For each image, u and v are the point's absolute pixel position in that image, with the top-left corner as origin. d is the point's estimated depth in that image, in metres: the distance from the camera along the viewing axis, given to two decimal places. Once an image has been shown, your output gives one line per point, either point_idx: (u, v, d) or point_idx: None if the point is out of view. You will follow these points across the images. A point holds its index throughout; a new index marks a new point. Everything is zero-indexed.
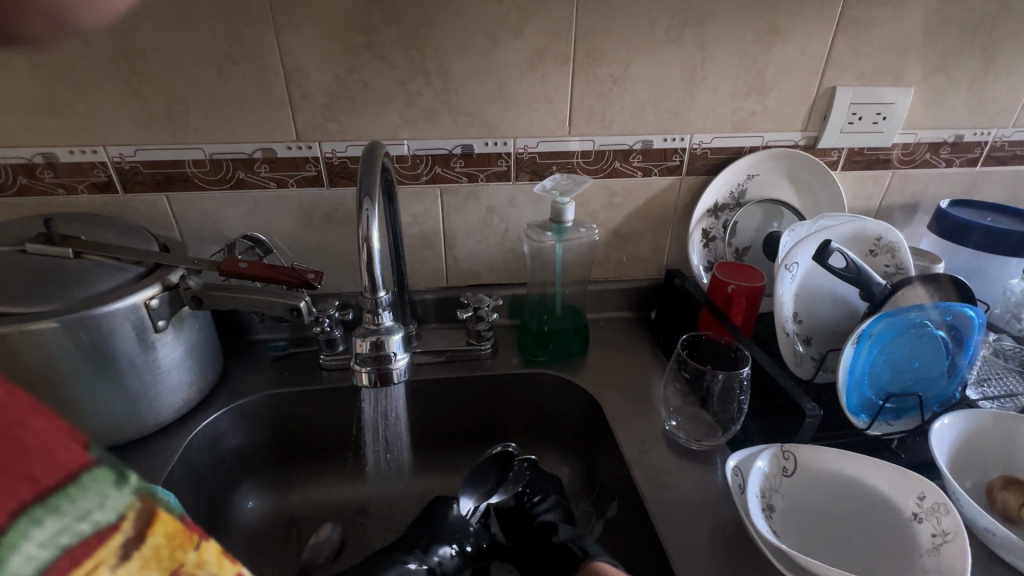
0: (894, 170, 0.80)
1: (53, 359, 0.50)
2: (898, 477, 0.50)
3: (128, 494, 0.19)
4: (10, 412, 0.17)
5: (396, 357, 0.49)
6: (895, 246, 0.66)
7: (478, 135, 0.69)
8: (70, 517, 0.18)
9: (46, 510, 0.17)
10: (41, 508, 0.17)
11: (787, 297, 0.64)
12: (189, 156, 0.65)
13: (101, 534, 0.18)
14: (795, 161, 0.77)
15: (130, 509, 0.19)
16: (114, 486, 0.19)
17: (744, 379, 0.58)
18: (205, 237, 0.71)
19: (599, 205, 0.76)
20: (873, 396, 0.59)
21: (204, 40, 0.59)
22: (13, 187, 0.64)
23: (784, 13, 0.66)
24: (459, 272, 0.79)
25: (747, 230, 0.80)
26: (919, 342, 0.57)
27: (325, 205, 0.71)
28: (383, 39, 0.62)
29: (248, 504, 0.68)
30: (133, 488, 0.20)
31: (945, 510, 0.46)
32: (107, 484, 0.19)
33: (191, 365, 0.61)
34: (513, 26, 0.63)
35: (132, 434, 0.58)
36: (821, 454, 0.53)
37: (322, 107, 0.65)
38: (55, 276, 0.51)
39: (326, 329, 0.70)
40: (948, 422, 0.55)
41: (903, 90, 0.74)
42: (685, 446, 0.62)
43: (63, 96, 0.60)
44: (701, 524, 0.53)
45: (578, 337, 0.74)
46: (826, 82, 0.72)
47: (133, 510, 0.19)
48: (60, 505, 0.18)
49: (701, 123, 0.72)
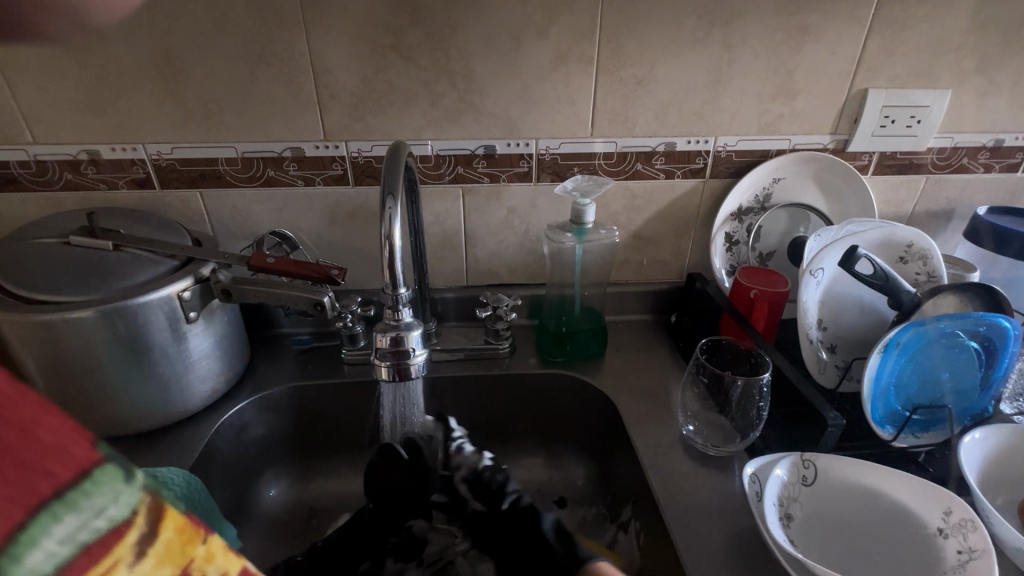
0: (928, 175, 0.78)
1: (92, 346, 0.52)
2: (923, 491, 0.49)
3: (139, 488, 0.19)
4: (17, 406, 0.17)
5: (414, 353, 0.50)
6: (927, 253, 0.64)
7: (500, 136, 0.70)
8: (88, 513, 0.17)
9: (62, 506, 0.17)
10: (57, 504, 0.17)
11: (812, 304, 0.63)
12: (222, 155, 0.68)
13: (117, 531, 0.18)
14: (823, 164, 0.75)
15: (142, 505, 0.19)
16: (125, 482, 0.18)
17: (764, 385, 0.57)
18: (236, 233, 0.73)
19: (620, 207, 0.76)
20: (900, 407, 0.57)
21: (239, 42, 0.62)
22: (59, 182, 0.68)
23: (815, 13, 0.65)
24: (479, 272, 0.79)
25: (772, 235, 0.79)
26: (949, 352, 0.55)
27: (351, 204, 0.73)
28: (410, 40, 0.63)
29: (271, 492, 0.71)
30: (142, 484, 0.19)
31: (973, 527, 0.45)
32: (117, 480, 0.18)
33: (220, 356, 0.63)
34: (537, 27, 0.64)
35: (163, 420, 0.60)
36: (842, 464, 0.52)
37: (349, 108, 0.66)
38: (95, 268, 0.54)
39: (348, 324, 0.72)
40: (979, 437, 0.54)
41: (939, 92, 0.71)
42: (702, 451, 0.61)
43: (107, 95, 0.63)
44: (716, 530, 0.53)
45: (596, 338, 0.74)
46: (858, 84, 0.70)
47: (144, 506, 0.19)
48: (76, 500, 0.17)
49: (727, 125, 0.71)
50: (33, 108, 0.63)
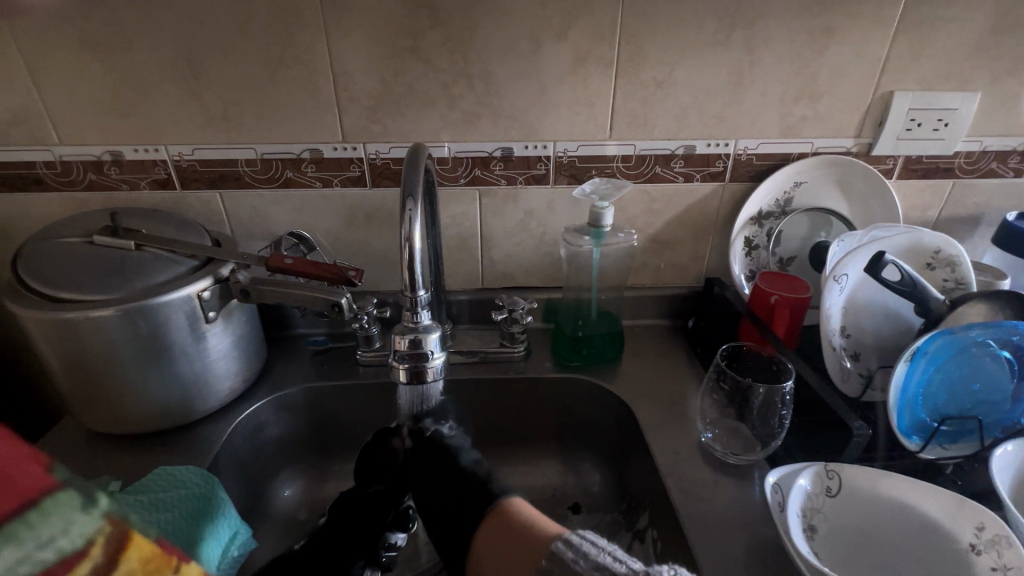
0: (955, 179, 0.76)
1: (114, 345, 0.53)
2: (954, 504, 0.47)
3: (95, 518, 0.22)
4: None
5: (432, 356, 0.50)
6: (956, 259, 0.63)
7: (518, 138, 0.69)
8: (37, 544, 0.20)
9: (4, 539, 0.20)
10: (1, 536, 0.20)
11: (835, 310, 0.61)
12: (241, 156, 0.68)
13: (68, 558, 0.21)
14: (846, 168, 0.74)
15: (99, 534, 0.22)
16: (79, 512, 0.21)
17: (787, 393, 0.56)
18: (254, 233, 0.74)
19: (637, 210, 0.75)
20: (928, 417, 0.56)
21: (259, 44, 0.62)
22: (82, 182, 0.69)
23: (839, 15, 0.64)
24: (494, 274, 0.79)
25: (793, 239, 0.77)
26: (981, 362, 0.54)
27: (368, 205, 0.73)
28: (428, 43, 0.63)
29: (286, 492, 0.71)
30: (101, 513, 0.22)
31: (1008, 543, 0.43)
32: (71, 510, 0.21)
33: (238, 356, 0.63)
34: (556, 30, 0.63)
35: (180, 419, 0.61)
36: (868, 475, 0.50)
37: (368, 110, 0.66)
38: (117, 267, 0.54)
39: (364, 326, 0.72)
40: (1012, 449, 0.52)
41: (967, 95, 0.70)
42: (721, 459, 0.60)
43: (130, 97, 0.64)
44: (736, 541, 0.52)
45: (612, 343, 0.74)
46: (883, 87, 0.69)
47: (101, 534, 0.22)
48: (25, 533, 0.20)
49: (748, 128, 0.70)
50: (59, 110, 0.64)
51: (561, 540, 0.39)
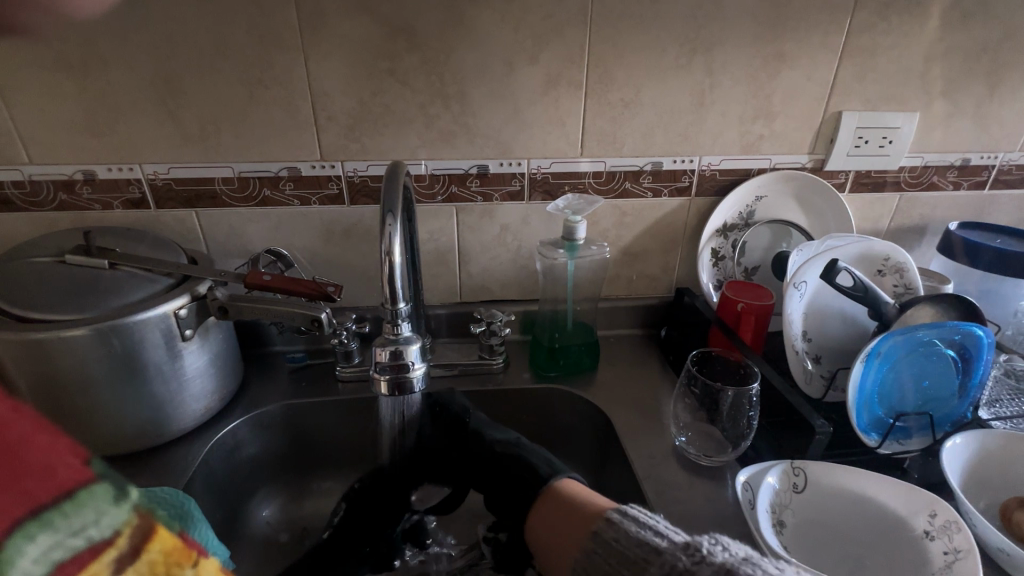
0: (901, 192, 0.82)
1: (86, 365, 0.52)
2: (908, 494, 0.50)
3: (125, 511, 0.21)
4: (15, 427, 0.19)
5: (414, 367, 0.51)
6: (904, 266, 0.67)
7: (493, 156, 0.72)
8: (63, 532, 0.19)
9: (37, 525, 0.19)
10: (32, 524, 0.18)
11: (797, 315, 0.65)
12: (219, 175, 0.69)
13: (94, 548, 0.20)
14: (802, 182, 0.78)
15: (126, 526, 0.21)
16: (111, 503, 0.20)
17: (753, 395, 0.59)
18: (230, 251, 0.74)
19: (609, 224, 0.78)
20: (883, 415, 0.59)
21: (238, 66, 0.63)
22: (53, 203, 0.68)
23: (790, 42, 0.69)
24: (472, 287, 0.81)
25: (756, 250, 0.81)
26: (928, 360, 0.58)
27: (346, 222, 0.74)
28: (406, 65, 0.65)
29: (263, 513, 0.70)
30: (131, 506, 0.21)
31: (957, 528, 0.46)
32: (105, 501, 0.20)
33: (214, 374, 0.63)
34: (528, 54, 0.66)
35: (156, 439, 0.60)
36: (830, 470, 0.53)
37: (346, 128, 0.68)
38: (91, 286, 0.53)
39: (344, 341, 0.72)
40: (960, 441, 0.56)
41: (908, 115, 0.75)
42: (695, 461, 0.62)
43: (104, 117, 0.64)
44: (711, 540, 0.54)
45: (589, 352, 0.76)
46: (832, 107, 0.74)
47: (128, 527, 0.21)
48: (52, 520, 0.19)
49: (711, 145, 0.74)
50: (30, 129, 0.64)
51: (611, 513, 0.45)
